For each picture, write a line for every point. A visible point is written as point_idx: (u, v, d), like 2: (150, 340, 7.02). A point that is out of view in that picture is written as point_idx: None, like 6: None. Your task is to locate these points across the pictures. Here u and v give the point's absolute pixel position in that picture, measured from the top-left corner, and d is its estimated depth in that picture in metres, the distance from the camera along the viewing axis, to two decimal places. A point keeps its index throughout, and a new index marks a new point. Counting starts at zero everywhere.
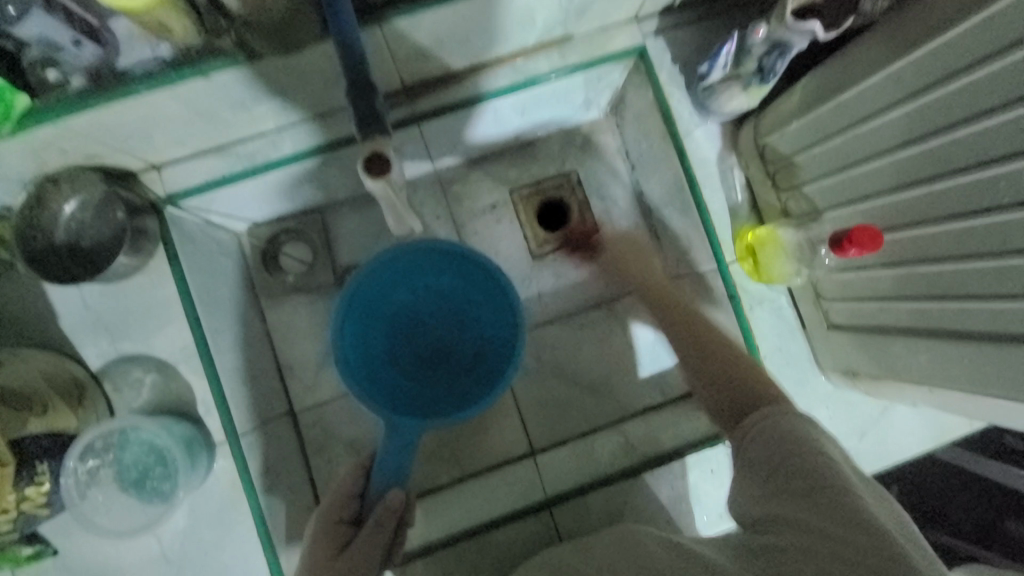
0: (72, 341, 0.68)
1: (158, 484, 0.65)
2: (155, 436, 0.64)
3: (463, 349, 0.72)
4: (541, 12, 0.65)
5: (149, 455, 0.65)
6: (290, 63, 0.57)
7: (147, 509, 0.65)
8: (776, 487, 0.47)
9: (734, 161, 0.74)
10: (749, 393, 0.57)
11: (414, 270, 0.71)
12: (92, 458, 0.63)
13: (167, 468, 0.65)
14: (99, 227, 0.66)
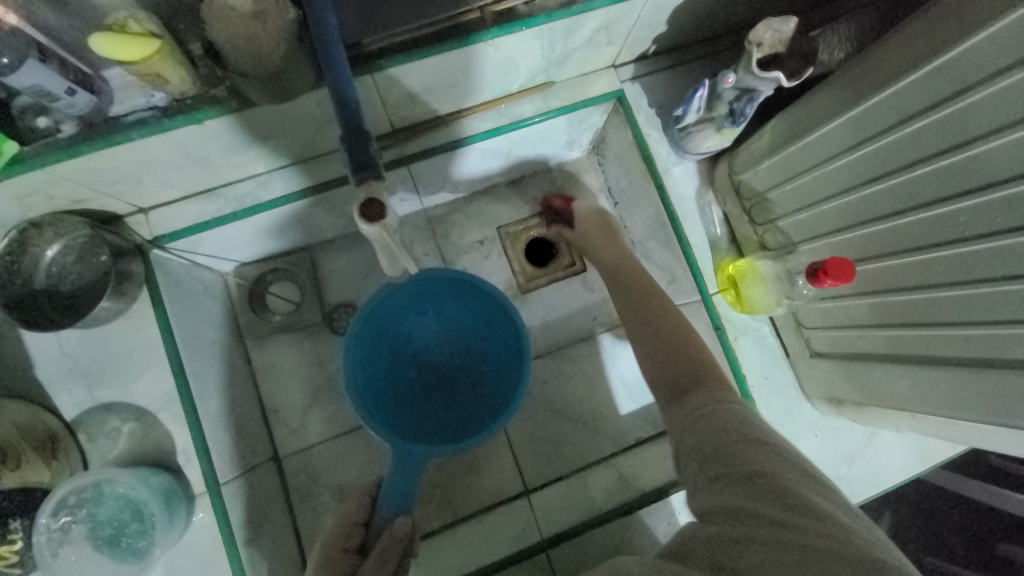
0: (46, 390, 0.65)
1: (133, 541, 0.61)
2: (133, 491, 0.61)
3: (465, 379, 0.74)
4: (525, 61, 0.69)
5: (125, 511, 0.61)
6: (283, 108, 0.59)
7: (120, 570, 0.61)
8: (719, 473, 0.48)
9: (712, 197, 0.78)
10: (686, 368, 0.60)
11: (426, 296, 0.70)
12: (62, 518, 0.59)
13: (143, 524, 0.61)
14: (81, 270, 0.66)
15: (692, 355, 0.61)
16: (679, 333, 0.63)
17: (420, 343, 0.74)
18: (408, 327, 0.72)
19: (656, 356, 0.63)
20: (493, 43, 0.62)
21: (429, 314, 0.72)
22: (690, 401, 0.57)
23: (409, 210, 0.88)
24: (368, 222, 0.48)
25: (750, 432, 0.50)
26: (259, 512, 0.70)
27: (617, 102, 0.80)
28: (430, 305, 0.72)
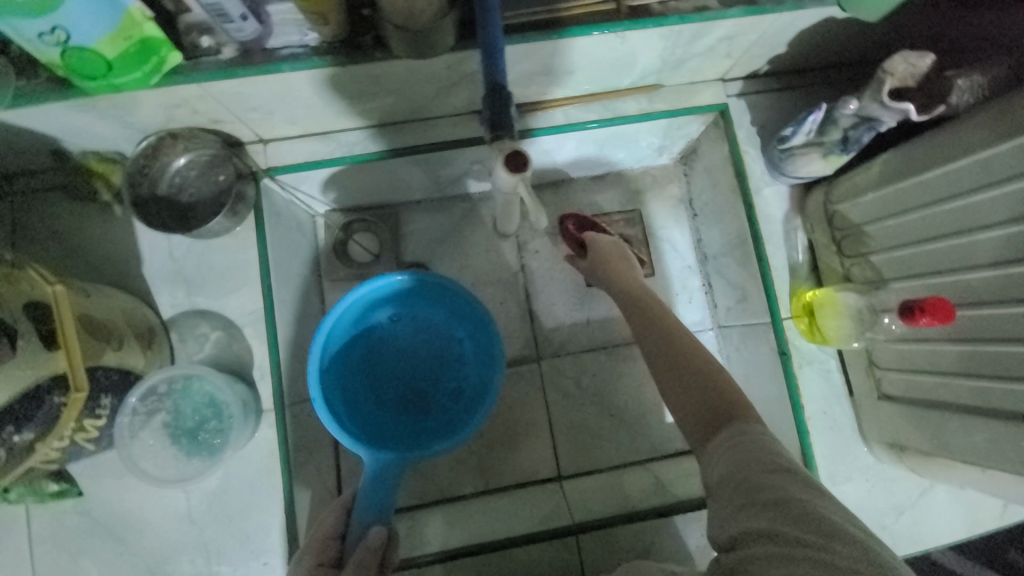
0: (151, 286, 0.71)
1: (209, 438, 0.66)
2: (217, 390, 0.66)
3: (436, 383, 0.78)
4: (642, 59, 0.71)
5: (207, 408, 0.66)
6: (416, 65, 0.63)
7: (192, 462, 0.65)
8: (741, 502, 0.44)
9: (800, 223, 0.77)
10: (711, 397, 0.53)
11: (396, 299, 0.76)
12: (151, 400, 0.64)
13: (221, 423, 0.66)
14: (200, 185, 0.72)
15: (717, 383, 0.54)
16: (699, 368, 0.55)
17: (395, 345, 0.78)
18: (380, 331, 0.77)
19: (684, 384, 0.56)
20: (622, 35, 0.64)
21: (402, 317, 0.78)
22: (714, 433, 0.51)
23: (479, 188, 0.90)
24: (510, 172, 0.56)
25: (767, 456, 0.46)
26: (313, 439, 0.74)
27: (718, 115, 0.81)
28: (401, 308, 0.78)
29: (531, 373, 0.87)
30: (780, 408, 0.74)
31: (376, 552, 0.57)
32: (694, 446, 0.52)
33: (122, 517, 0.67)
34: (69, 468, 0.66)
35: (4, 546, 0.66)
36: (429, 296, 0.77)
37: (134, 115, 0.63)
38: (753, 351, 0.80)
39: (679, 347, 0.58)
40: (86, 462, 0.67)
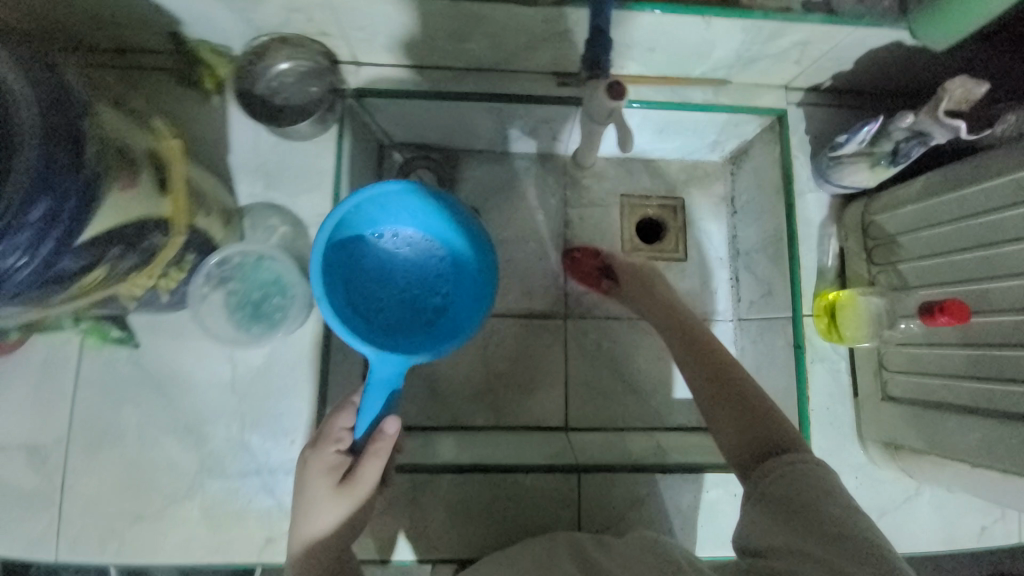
0: (233, 174, 0.77)
1: (271, 311, 0.73)
2: (285, 269, 0.73)
3: (413, 306, 0.72)
4: (719, 51, 0.76)
5: (273, 283, 0.73)
6: (518, 14, 0.68)
7: (253, 329, 0.72)
8: (790, 523, 0.48)
9: (834, 230, 0.82)
10: (761, 430, 0.57)
11: (382, 212, 0.69)
12: (226, 267, 0.72)
13: (283, 300, 0.73)
14: (294, 92, 0.78)
15: (766, 424, 0.57)
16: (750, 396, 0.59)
17: (372, 262, 0.72)
18: (358, 246, 0.70)
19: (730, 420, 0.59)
20: (708, 21, 0.69)
21: (382, 233, 0.71)
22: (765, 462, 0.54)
23: (524, 150, 0.95)
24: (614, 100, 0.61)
25: (822, 489, 0.49)
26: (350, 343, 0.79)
27: (775, 120, 0.85)
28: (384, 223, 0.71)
29: (556, 328, 0.92)
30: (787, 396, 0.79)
31: (392, 439, 0.60)
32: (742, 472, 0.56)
33: (170, 373, 0.72)
34: (129, 319, 0.71)
35: (55, 380, 0.71)
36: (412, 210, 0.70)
37: (255, 13, 0.69)
38: (769, 343, 0.85)
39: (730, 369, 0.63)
40: (148, 318, 0.72)
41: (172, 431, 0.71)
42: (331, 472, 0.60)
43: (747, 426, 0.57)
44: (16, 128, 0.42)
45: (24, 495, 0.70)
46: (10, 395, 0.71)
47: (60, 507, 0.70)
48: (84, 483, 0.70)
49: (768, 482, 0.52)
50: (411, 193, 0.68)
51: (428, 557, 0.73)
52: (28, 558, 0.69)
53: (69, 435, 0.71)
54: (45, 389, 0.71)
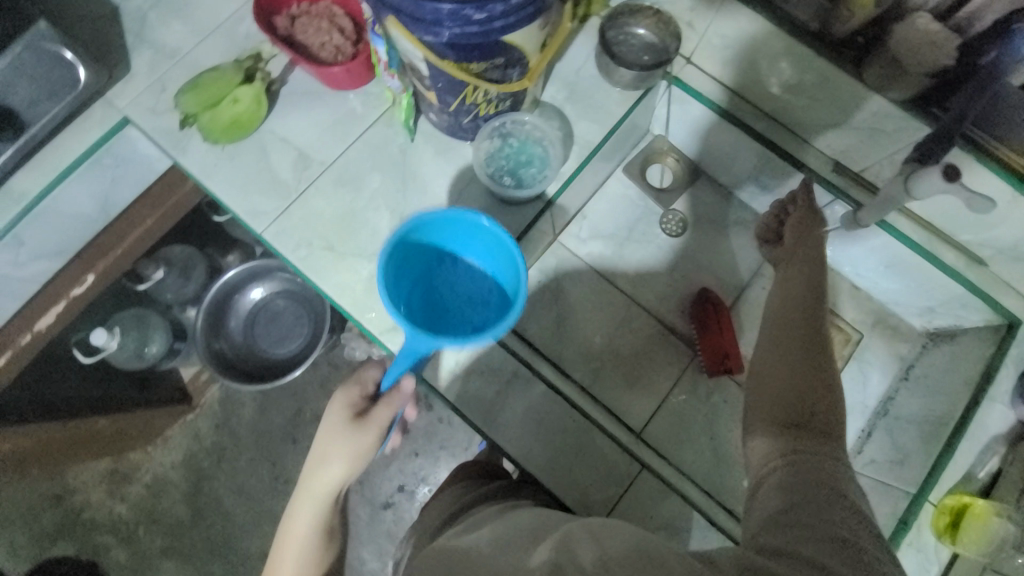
0: (551, 78, 0.93)
1: (521, 175, 0.86)
2: (550, 155, 0.86)
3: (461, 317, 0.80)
4: (1003, 230, 0.77)
5: (534, 158, 0.86)
6: (857, 96, 0.76)
7: (503, 180, 0.85)
8: (797, 512, 0.48)
9: (1002, 451, 0.78)
10: (812, 404, 0.59)
11: (462, 236, 0.77)
12: (514, 127, 0.86)
13: (533, 174, 0.86)
14: (633, 50, 0.92)
15: (818, 384, 0.61)
16: (824, 380, 0.62)
17: (440, 270, 0.81)
18: (431, 259, 0.79)
19: (793, 346, 0.66)
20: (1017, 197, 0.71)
21: (461, 253, 0.80)
22: (799, 439, 0.56)
23: (727, 179, 1.03)
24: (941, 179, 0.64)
25: (835, 484, 0.50)
26: (536, 244, 0.93)
27: (1003, 325, 0.84)
28: (463, 246, 0.79)
29: (682, 354, 0.96)
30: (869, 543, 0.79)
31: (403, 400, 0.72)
32: (770, 439, 0.57)
33: (419, 174, 0.88)
34: (422, 119, 0.89)
35: (347, 126, 0.90)
36: (475, 237, 0.76)
37: None
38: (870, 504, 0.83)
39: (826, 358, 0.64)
40: (432, 129, 0.89)
41: (391, 211, 0.87)
42: (349, 408, 0.73)
43: (805, 358, 0.63)
44: None
45: (276, 180, 0.88)
46: (317, 113, 0.91)
47: (290, 204, 0.87)
48: (315, 200, 0.87)
49: (785, 451, 0.55)
50: (487, 230, 0.73)
51: (490, 436, 0.83)
52: (248, 220, 0.87)
53: (330, 166, 0.89)
54: (338, 127, 0.90)
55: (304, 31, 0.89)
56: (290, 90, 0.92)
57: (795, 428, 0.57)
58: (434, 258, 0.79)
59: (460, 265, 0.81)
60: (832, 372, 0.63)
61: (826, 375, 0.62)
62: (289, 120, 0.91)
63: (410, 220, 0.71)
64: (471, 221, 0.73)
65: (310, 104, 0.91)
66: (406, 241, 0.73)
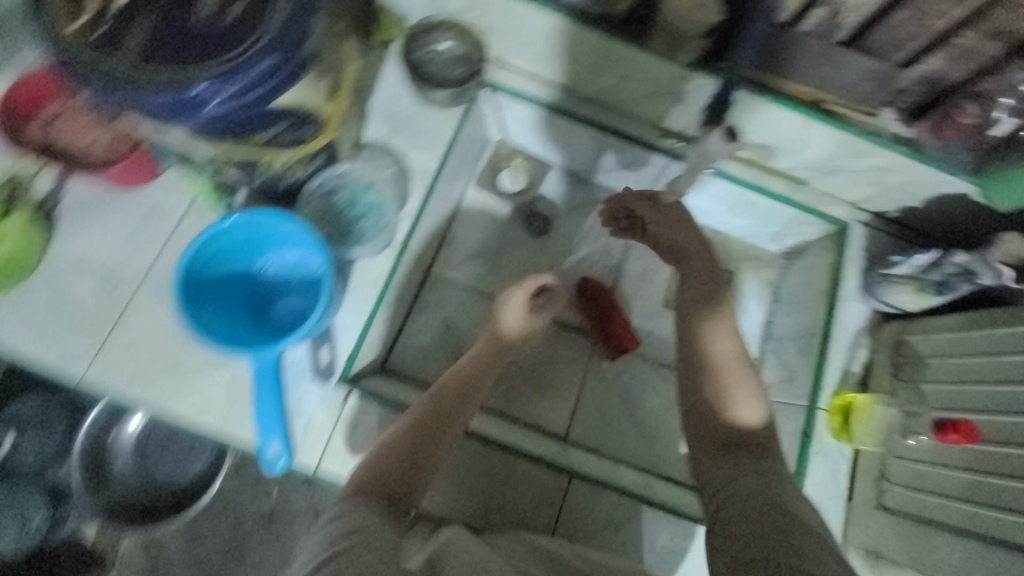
0: (368, 114, 0.87)
1: (359, 230, 0.81)
2: (386, 200, 0.82)
3: (302, 302, 0.72)
4: (807, 153, 0.85)
5: (370, 208, 0.82)
6: (655, 65, 0.79)
7: (341, 237, 0.80)
8: (754, 547, 0.51)
9: (867, 342, 0.87)
10: (735, 425, 0.65)
11: (253, 242, 0.71)
12: (339, 181, 0.80)
13: (373, 225, 0.82)
14: (444, 66, 0.89)
15: (735, 398, 0.67)
16: (736, 393, 0.67)
17: (270, 285, 0.73)
18: (252, 278, 0.73)
19: (694, 368, 0.71)
20: (806, 121, 0.79)
21: (269, 256, 0.73)
22: (738, 463, 0.61)
23: (574, 167, 1.04)
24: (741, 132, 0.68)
25: (777, 502, 0.54)
26: (405, 288, 0.88)
27: (838, 230, 0.94)
28: (252, 262, 0.73)
29: (583, 347, 0.97)
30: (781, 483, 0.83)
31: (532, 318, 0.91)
32: (710, 468, 0.63)
33: None
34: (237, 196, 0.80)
35: (153, 226, 0.79)
36: (270, 231, 0.70)
37: None
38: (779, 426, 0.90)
39: (731, 368, 0.69)
40: None
41: None
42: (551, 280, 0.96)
43: (714, 377, 0.69)
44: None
45: (82, 313, 0.76)
46: (112, 223, 0.79)
47: (109, 333, 0.75)
48: (139, 319, 0.76)
49: (723, 476, 0.60)
50: (243, 224, 0.68)
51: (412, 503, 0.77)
52: (63, 367, 0.74)
53: (144, 276, 0.77)
54: (142, 231, 0.79)
55: (60, 136, 0.74)
56: (71, 205, 0.79)
57: (726, 448, 0.64)
58: (257, 277, 0.73)
59: (265, 275, 0.74)
60: (743, 382, 0.68)
61: (732, 381, 0.68)
62: (79, 240, 0.78)
63: (177, 282, 0.64)
64: (249, 220, 0.68)
65: (101, 215, 0.79)
66: (197, 302, 0.66)
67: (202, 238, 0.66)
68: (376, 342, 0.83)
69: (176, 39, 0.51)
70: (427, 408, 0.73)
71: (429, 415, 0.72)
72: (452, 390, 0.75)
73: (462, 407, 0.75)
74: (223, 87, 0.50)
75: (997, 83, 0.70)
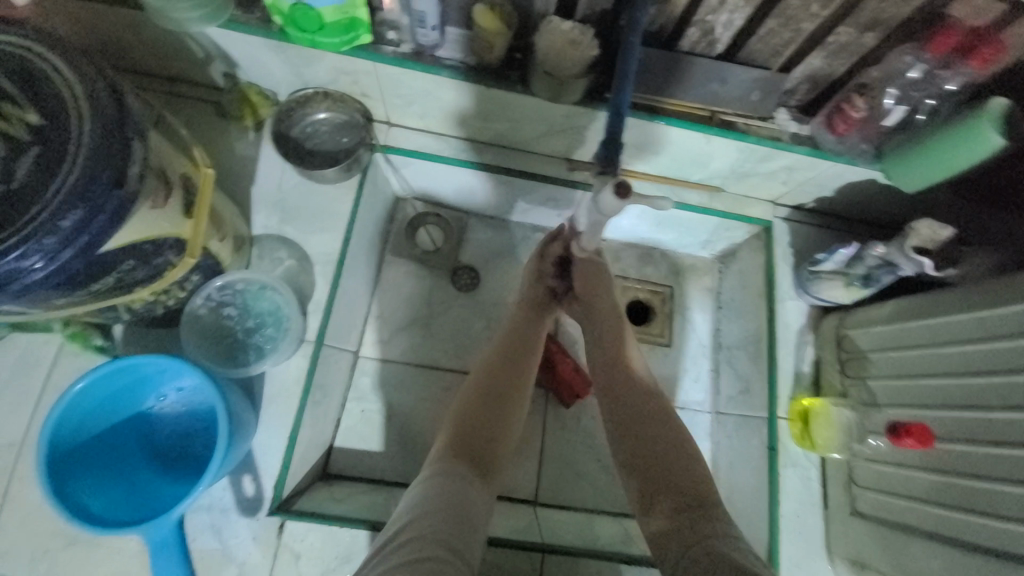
0: (253, 206, 0.80)
1: (261, 340, 0.74)
2: (283, 302, 0.75)
3: (200, 428, 0.66)
4: (714, 164, 0.84)
5: (269, 313, 0.75)
6: (543, 107, 0.75)
7: (243, 352, 0.74)
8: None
9: (811, 339, 0.86)
10: (674, 471, 0.61)
11: (136, 382, 0.63)
12: (226, 292, 0.73)
13: (275, 332, 0.75)
14: (327, 139, 0.82)
15: (669, 444, 0.64)
16: (669, 439, 0.64)
17: (167, 422, 0.66)
18: (144, 418, 0.65)
19: (626, 415, 0.68)
20: (708, 137, 0.77)
21: (159, 392, 0.65)
22: (685, 519, 0.55)
23: (493, 211, 1.00)
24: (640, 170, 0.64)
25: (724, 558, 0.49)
26: (331, 382, 0.81)
27: (761, 229, 0.92)
28: (125, 412, 0.64)
29: (536, 397, 0.93)
30: (763, 517, 0.79)
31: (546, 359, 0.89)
32: (661, 524, 0.57)
33: None
34: (115, 328, 0.71)
35: (22, 382, 0.69)
36: (152, 370, 0.62)
37: (307, 68, 0.76)
38: (744, 441, 0.88)
39: (657, 414, 0.67)
40: (134, 334, 0.72)
41: None
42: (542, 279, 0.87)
43: (649, 425, 0.66)
44: (65, 140, 0.46)
45: None
46: None
47: None
48: (22, 496, 0.66)
49: (677, 536, 0.54)
50: (98, 381, 0.59)
51: None
52: None
53: (19, 443, 0.67)
54: (9, 390, 0.69)
55: None
56: None
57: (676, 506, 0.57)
58: (150, 416, 0.66)
59: (154, 415, 0.66)
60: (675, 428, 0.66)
61: (653, 426, 0.66)
62: None
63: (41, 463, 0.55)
64: (123, 367, 0.60)
65: None
66: (75, 487, 0.57)
67: (54, 416, 0.56)
68: (306, 453, 0.76)
69: None
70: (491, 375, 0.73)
71: (492, 385, 0.72)
72: (511, 357, 0.76)
73: (519, 375, 0.74)
74: (27, 255, 0.43)
75: (881, 71, 0.69)
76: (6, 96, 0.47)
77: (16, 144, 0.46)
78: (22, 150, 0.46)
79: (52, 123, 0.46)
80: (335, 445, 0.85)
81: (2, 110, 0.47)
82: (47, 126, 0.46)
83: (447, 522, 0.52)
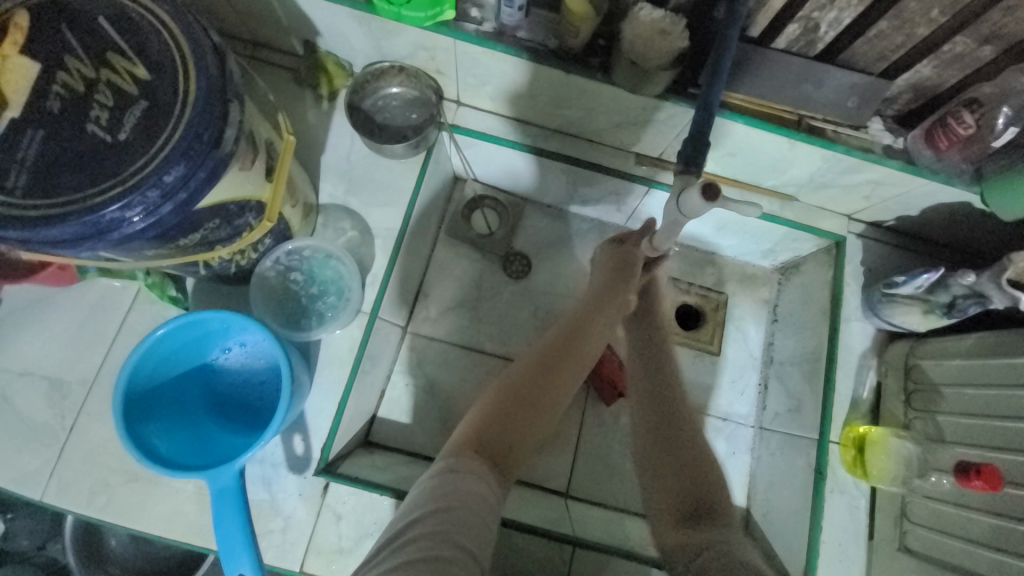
0: (321, 175, 0.82)
1: (322, 308, 0.77)
2: (347, 273, 0.76)
3: (257, 388, 0.69)
4: (792, 171, 0.80)
5: (332, 283, 0.77)
6: (621, 97, 0.73)
7: (304, 318, 0.76)
8: None
9: (874, 365, 0.82)
10: (693, 481, 0.64)
11: (205, 336, 0.66)
12: (293, 257, 0.75)
13: (336, 301, 0.77)
14: (397, 113, 0.82)
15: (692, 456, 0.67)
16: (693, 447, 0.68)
17: (230, 376, 0.69)
18: (210, 370, 0.68)
19: (653, 425, 0.72)
20: (792, 143, 0.73)
21: (225, 347, 0.68)
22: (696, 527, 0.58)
23: (550, 199, 0.99)
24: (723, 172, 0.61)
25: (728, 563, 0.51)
26: (380, 354, 0.83)
27: (832, 244, 0.88)
28: (192, 362, 0.67)
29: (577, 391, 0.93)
30: (801, 540, 0.77)
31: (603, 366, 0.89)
32: (672, 531, 0.60)
33: None
34: (187, 281, 0.74)
35: (100, 322, 0.74)
36: (221, 325, 0.65)
37: (386, 41, 0.76)
38: (788, 460, 0.85)
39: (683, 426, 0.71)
40: (203, 288, 0.75)
41: None
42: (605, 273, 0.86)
43: (673, 437, 0.70)
44: (172, 98, 0.47)
45: (31, 427, 0.70)
46: (55, 324, 0.73)
47: (63, 446, 0.70)
48: (95, 428, 0.71)
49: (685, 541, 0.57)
50: (174, 330, 0.62)
51: None
52: (21, 487, 0.69)
53: (95, 379, 0.72)
54: (89, 329, 0.73)
55: None
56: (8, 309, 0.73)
57: (688, 514, 0.61)
58: (214, 369, 0.69)
59: (218, 369, 0.69)
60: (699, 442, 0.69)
61: (675, 441, 0.69)
62: (22, 347, 0.72)
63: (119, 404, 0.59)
64: (194, 321, 0.62)
65: (43, 317, 0.74)
66: (144, 429, 0.60)
67: (133, 359, 0.59)
68: (353, 420, 0.78)
69: (67, 157, 0.46)
70: (527, 376, 0.71)
71: (526, 388, 0.70)
72: (559, 352, 0.75)
73: (559, 383, 0.73)
74: (132, 207, 0.45)
75: (997, 87, 0.63)
76: (117, 50, 0.49)
77: (123, 97, 0.48)
78: (129, 105, 0.48)
79: (158, 80, 0.48)
80: (379, 415, 0.87)
81: (112, 63, 0.49)
82: (153, 83, 0.48)
83: (459, 515, 0.48)
